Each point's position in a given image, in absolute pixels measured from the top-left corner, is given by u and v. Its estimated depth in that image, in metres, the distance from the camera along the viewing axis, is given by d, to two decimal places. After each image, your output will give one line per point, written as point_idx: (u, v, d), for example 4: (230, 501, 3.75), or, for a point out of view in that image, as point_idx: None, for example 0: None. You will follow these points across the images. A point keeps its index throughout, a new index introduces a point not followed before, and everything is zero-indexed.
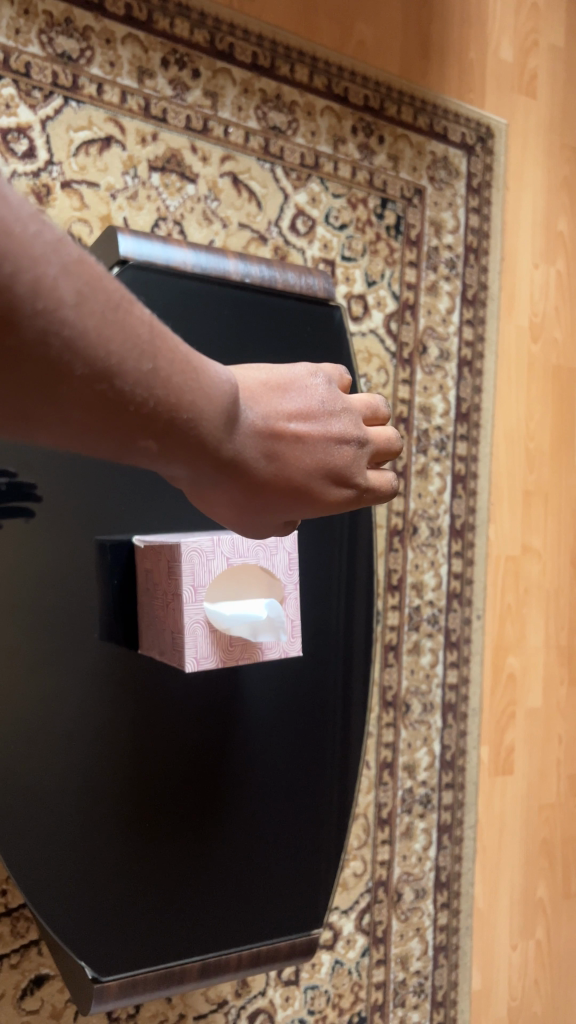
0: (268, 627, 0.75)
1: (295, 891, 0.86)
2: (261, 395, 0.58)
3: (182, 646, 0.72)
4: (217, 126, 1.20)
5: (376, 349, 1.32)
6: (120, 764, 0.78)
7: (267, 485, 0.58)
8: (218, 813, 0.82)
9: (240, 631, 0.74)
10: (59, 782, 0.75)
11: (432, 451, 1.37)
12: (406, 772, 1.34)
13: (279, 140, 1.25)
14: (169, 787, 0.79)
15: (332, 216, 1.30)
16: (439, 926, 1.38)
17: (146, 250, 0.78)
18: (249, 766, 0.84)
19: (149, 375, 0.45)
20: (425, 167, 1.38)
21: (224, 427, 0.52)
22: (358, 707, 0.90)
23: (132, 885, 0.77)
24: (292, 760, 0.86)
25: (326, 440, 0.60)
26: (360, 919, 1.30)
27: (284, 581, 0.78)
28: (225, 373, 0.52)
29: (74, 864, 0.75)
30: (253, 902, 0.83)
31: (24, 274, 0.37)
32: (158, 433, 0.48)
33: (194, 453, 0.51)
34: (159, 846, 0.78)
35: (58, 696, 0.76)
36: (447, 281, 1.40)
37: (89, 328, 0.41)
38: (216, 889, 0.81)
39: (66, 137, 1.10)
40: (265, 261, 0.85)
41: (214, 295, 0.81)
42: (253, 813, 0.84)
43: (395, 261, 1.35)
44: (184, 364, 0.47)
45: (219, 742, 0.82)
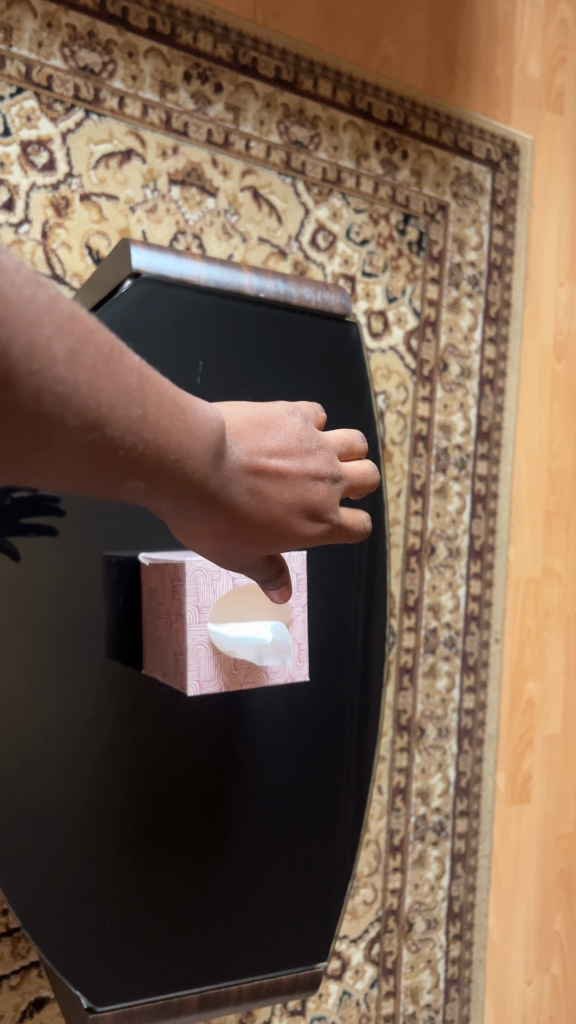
0: (274, 651, 0.74)
1: (299, 922, 0.83)
2: (245, 431, 0.56)
3: (184, 669, 0.70)
4: (239, 140, 1.19)
5: (395, 366, 1.30)
6: (120, 788, 0.76)
7: (255, 521, 0.55)
8: (218, 838, 0.79)
9: (246, 653, 0.72)
10: (58, 806, 0.73)
11: (451, 470, 1.35)
12: (419, 798, 1.31)
13: (300, 155, 1.24)
14: (169, 811, 0.77)
15: (353, 231, 1.28)
16: (451, 959, 1.34)
17: (159, 263, 0.77)
18: (253, 789, 0.81)
19: (138, 418, 0.44)
20: (449, 184, 1.36)
21: (213, 465, 0.51)
22: (368, 731, 0.88)
23: (130, 912, 0.75)
24: (298, 784, 0.84)
25: (306, 479, 0.58)
26: (369, 949, 1.27)
27: (291, 602, 0.76)
28: (214, 410, 0.50)
29: (73, 890, 0.73)
30: (255, 932, 0.80)
31: (19, 336, 0.37)
32: (146, 474, 0.47)
33: (183, 492, 0.50)
34: (157, 872, 0.76)
35: (61, 716, 0.74)
36: (469, 298, 1.38)
37: (81, 383, 0.41)
38: (215, 917, 0.78)
39: (86, 149, 1.09)
40: (281, 276, 0.83)
41: (227, 309, 0.80)
42: (255, 839, 0.81)
43: (416, 277, 1.33)
44: (171, 405, 0.46)
45: (222, 765, 0.80)
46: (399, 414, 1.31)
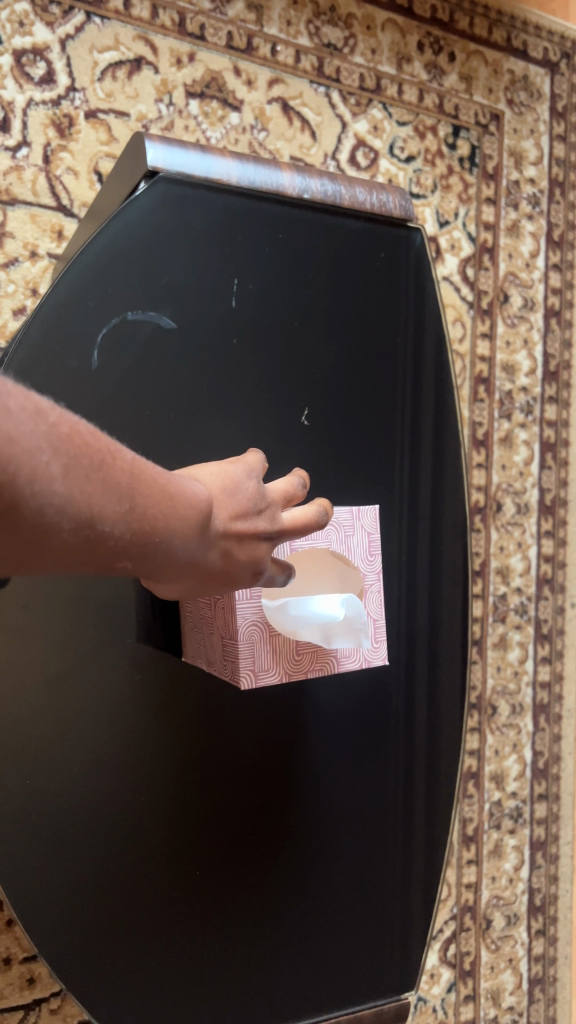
0: (346, 630, 0.61)
1: (380, 941, 0.70)
2: (217, 497, 0.50)
3: (235, 654, 0.58)
4: (263, 43, 1.03)
5: (450, 298, 1.15)
6: (164, 801, 0.63)
7: (220, 580, 0.51)
8: (282, 849, 0.67)
9: (310, 635, 0.60)
10: (93, 827, 0.60)
11: (517, 415, 1.20)
12: (493, 783, 1.18)
13: (334, 60, 1.08)
14: (222, 824, 0.65)
15: (397, 146, 1.12)
16: (534, 957, 1.21)
17: (181, 160, 0.62)
18: (320, 788, 0.69)
19: (126, 512, 0.40)
20: (503, 89, 1.19)
21: (198, 538, 0.46)
22: (448, 716, 0.74)
23: (184, 947, 0.62)
24: (371, 780, 0.71)
25: (260, 541, 0.53)
26: (445, 950, 1.14)
27: (363, 569, 0.65)
28: (197, 487, 0.46)
29: (116, 927, 0.60)
30: (331, 954, 0.68)
31: (21, 470, 0.34)
32: (133, 556, 0.43)
33: (166, 567, 0.46)
34: (213, 895, 0.64)
35: (88, 715, 0.61)
36: (530, 220, 1.21)
37: (76, 494, 0.37)
38: (284, 942, 0.66)
39: (89, 58, 0.95)
40: (328, 174, 0.68)
41: (264, 215, 0.65)
42: (324, 846, 0.69)
43: (470, 198, 1.17)
44: (158, 488, 0.43)
45: (284, 762, 0.67)
46: (456, 354, 1.15)
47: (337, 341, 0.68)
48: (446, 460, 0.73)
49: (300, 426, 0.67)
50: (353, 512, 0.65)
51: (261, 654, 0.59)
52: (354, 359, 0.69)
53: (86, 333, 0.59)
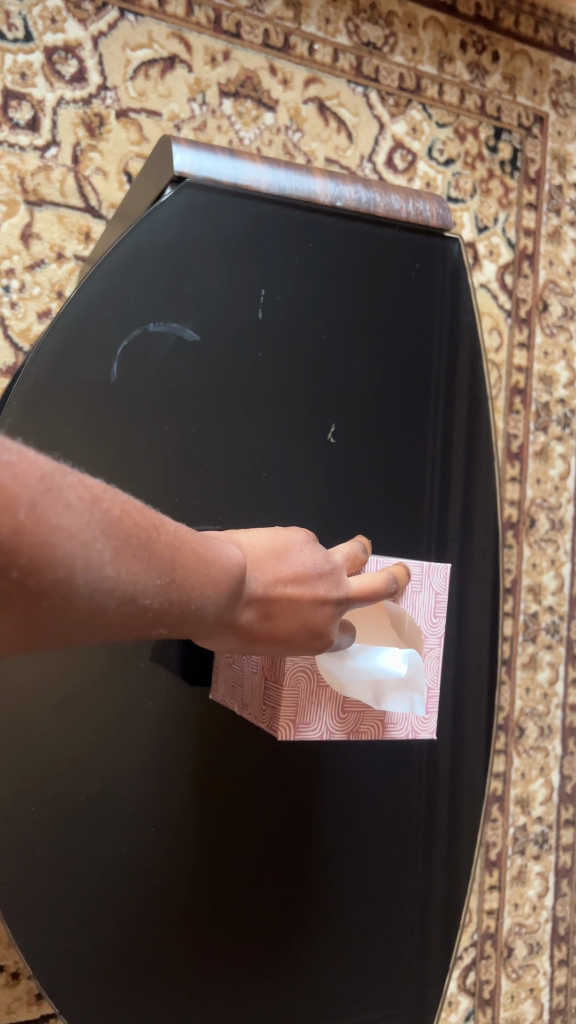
0: (400, 691, 0.57)
1: (404, 1009, 0.64)
2: (264, 558, 0.49)
3: (278, 703, 0.56)
4: (301, 42, 1.01)
5: (488, 306, 1.11)
6: (181, 835, 0.57)
7: (264, 642, 0.50)
8: (303, 897, 0.61)
9: (360, 693, 0.56)
10: (106, 865, 0.55)
11: (553, 429, 1.16)
12: (519, 807, 1.15)
13: (373, 59, 1.05)
14: (239, 871, 0.59)
15: (436, 149, 1.09)
16: (556, 987, 1.17)
17: (209, 166, 0.60)
18: (346, 830, 0.63)
19: (164, 585, 0.39)
20: (548, 90, 1.15)
21: (236, 600, 0.45)
22: (482, 763, 0.68)
23: (192, 1004, 0.57)
24: (402, 825, 0.65)
25: (318, 603, 0.51)
26: (464, 978, 1.11)
27: (424, 629, 0.63)
28: (235, 551, 0.45)
29: (126, 982, 0.55)
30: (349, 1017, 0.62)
31: (75, 562, 0.34)
32: (170, 626, 0.42)
33: (202, 630, 0.44)
34: (220, 942, 0.58)
35: (111, 748, 0.56)
36: (573, 226, 1.17)
37: (123, 573, 0.37)
38: (298, 1001, 0.60)
39: (122, 56, 0.93)
40: (362, 181, 0.65)
41: (295, 222, 0.63)
42: (349, 896, 0.63)
43: (510, 203, 1.13)
44: (196, 555, 0.41)
45: (307, 800, 0.62)
46: (492, 364, 1.12)
47: (365, 356, 0.65)
48: (481, 482, 0.69)
49: (326, 444, 0.64)
50: (423, 567, 0.62)
51: (305, 704, 0.56)
52: (385, 373, 0.66)
53: (106, 343, 0.57)
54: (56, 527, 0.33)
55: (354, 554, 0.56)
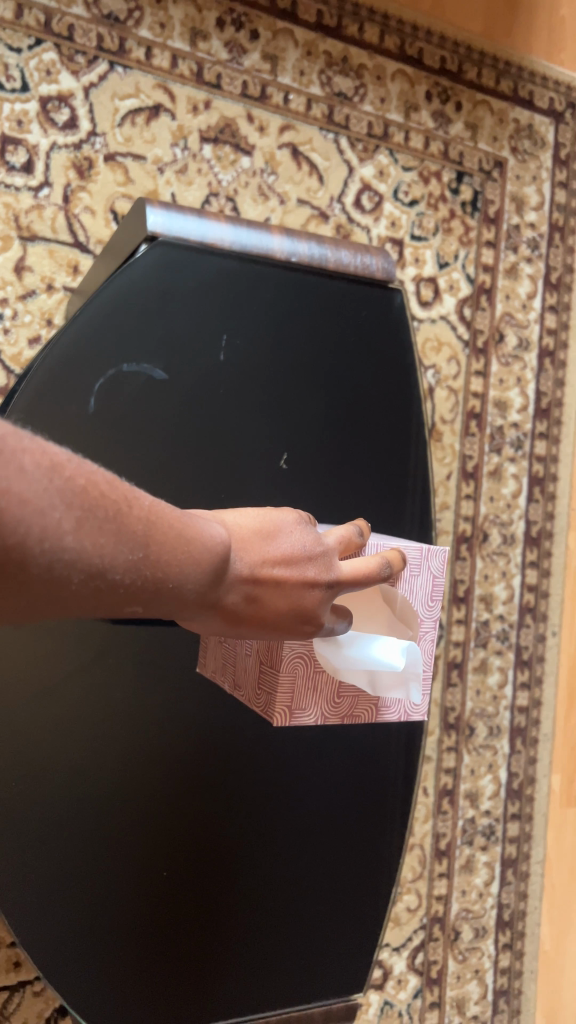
0: (396, 676, 0.61)
1: (334, 966, 0.72)
2: (253, 539, 0.51)
3: (277, 690, 0.59)
4: (276, 92, 1.10)
5: (446, 337, 1.21)
6: (139, 804, 0.67)
7: (249, 624, 0.52)
8: (242, 865, 0.70)
9: (359, 679, 0.59)
10: (73, 827, 0.64)
11: (507, 450, 1.25)
12: (468, 801, 1.23)
13: (344, 108, 1.14)
14: (188, 841, 0.68)
15: (401, 191, 1.18)
16: (500, 969, 1.26)
17: (178, 225, 0.69)
18: (286, 809, 0.71)
19: (136, 561, 0.43)
20: (507, 137, 1.25)
21: (215, 581, 0.48)
22: (412, 760, 0.76)
23: (145, 953, 0.66)
24: (336, 810, 0.73)
25: (307, 587, 0.52)
26: (413, 958, 1.20)
27: (421, 613, 0.65)
28: (218, 532, 0.48)
29: (81, 929, 0.64)
30: (275, 974, 0.70)
31: (31, 530, 0.37)
32: (144, 601, 0.45)
33: (180, 607, 0.47)
34: (171, 898, 0.67)
35: (82, 724, 0.66)
36: (528, 263, 1.26)
37: (88, 545, 0.39)
38: (239, 954, 0.69)
39: (111, 105, 1.01)
40: (317, 238, 0.75)
41: (256, 274, 0.71)
42: (288, 867, 0.71)
43: (470, 241, 1.22)
44: (174, 533, 0.44)
45: (252, 779, 0.71)
46: (449, 390, 1.21)
47: (317, 393, 0.73)
48: (420, 507, 0.76)
49: (279, 469, 0.72)
50: (423, 552, 0.64)
51: (301, 694, 0.60)
52: (335, 407, 0.74)
53: (85, 379, 0.66)
54: (7, 494, 0.35)
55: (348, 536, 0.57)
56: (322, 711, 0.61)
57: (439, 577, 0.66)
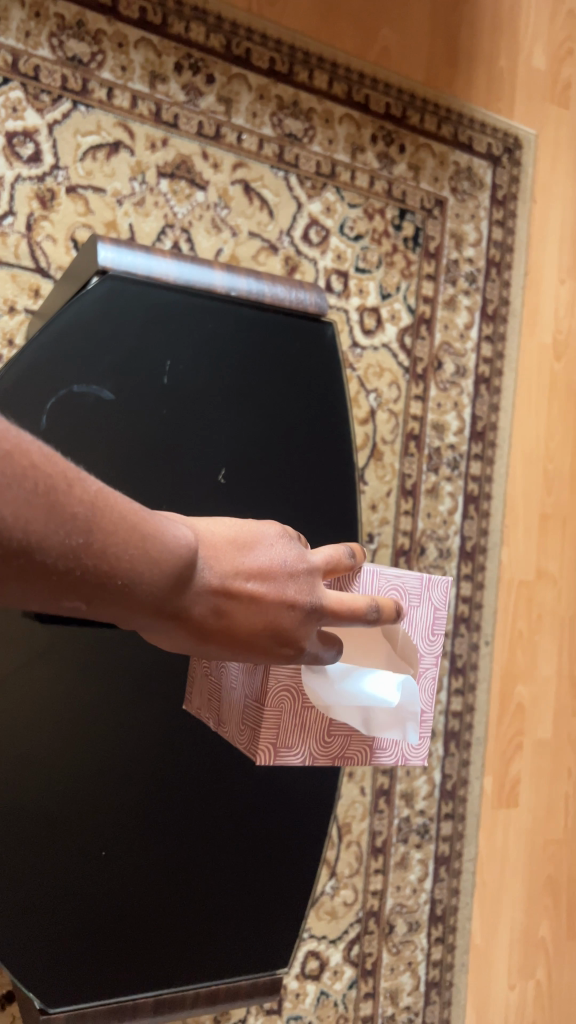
0: (392, 720, 0.66)
1: (261, 944, 0.78)
2: (222, 548, 0.54)
3: (266, 732, 0.63)
4: (230, 132, 1.17)
5: (388, 364, 1.29)
6: (81, 789, 0.72)
7: (219, 639, 0.54)
8: (177, 850, 0.75)
9: (352, 718, 0.64)
10: (18, 805, 0.70)
11: (443, 470, 1.33)
12: (403, 800, 1.30)
13: (294, 148, 1.22)
14: (128, 828, 0.73)
15: (347, 226, 1.26)
16: (432, 961, 1.33)
17: (127, 260, 0.77)
18: (221, 798, 0.77)
19: (78, 546, 0.44)
20: (448, 178, 1.34)
21: (179, 587, 0.50)
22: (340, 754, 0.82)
23: (84, 926, 0.71)
24: (266, 801, 0.78)
25: (279, 603, 0.55)
26: (348, 950, 1.26)
27: (421, 648, 0.69)
28: (185, 540, 0.50)
29: (22, 899, 0.69)
30: (203, 951, 0.75)
31: None
32: (89, 595, 0.46)
33: (136, 609, 0.49)
34: (111, 877, 0.72)
35: (30, 711, 0.72)
36: (466, 295, 1.36)
37: (8, 517, 0.41)
38: (173, 931, 0.74)
39: (73, 141, 1.08)
40: (254, 274, 0.83)
41: (200, 307, 0.79)
42: (223, 853, 0.76)
43: (412, 274, 1.31)
44: (127, 525, 0.47)
45: (189, 770, 0.76)
46: (390, 413, 1.29)
47: (253, 416, 0.80)
48: (343, 523, 0.83)
49: (217, 485, 0.78)
50: (423, 584, 0.69)
51: (286, 732, 0.64)
52: (270, 429, 0.81)
53: (38, 398, 0.73)
54: None
55: (337, 560, 0.60)
56: (311, 750, 0.66)
57: (441, 612, 0.70)
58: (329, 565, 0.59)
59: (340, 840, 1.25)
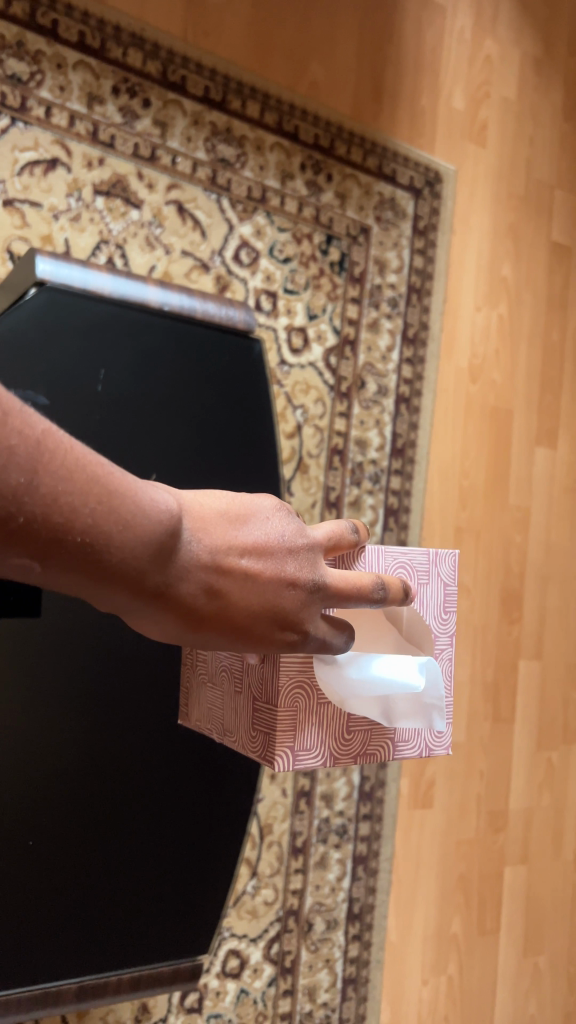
0: (415, 708, 0.67)
1: (184, 931, 0.79)
2: (213, 521, 0.50)
3: (283, 738, 0.64)
4: (165, 155, 1.22)
5: (314, 381, 1.35)
6: (9, 779, 0.73)
7: (209, 619, 0.50)
8: (104, 840, 0.75)
9: (372, 711, 0.65)
10: None
11: (366, 483, 1.40)
12: (323, 801, 1.35)
13: (226, 172, 1.27)
14: (51, 811, 0.74)
15: (276, 248, 1.32)
16: (349, 958, 1.37)
17: (64, 273, 0.81)
18: (148, 789, 0.78)
19: (20, 489, 0.39)
20: (372, 208, 1.41)
21: (161, 559, 0.46)
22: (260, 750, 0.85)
23: (9, 916, 0.72)
24: (191, 794, 0.80)
25: (278, 580, 0.52)
26: (268, 948, 1.29)
27: (436, 628, 0.72)
28: (169, 505, 0.46)
29: None
30: (131, 938, 0.76)
31: None
32: (54, 552, 0.42)
33: (112, 578, 0.44)
34: (36, 867, 0.73)
35: None
36: (388, 319, 1.43)
37: None
38: (98, 920, 0.75)
39: (11, 155, 1.11)
40: (186, 290, 0.88)
41: (133, 320, 0.83)
42: (149, 843, 0.78)
43: (337, 296, 1.38)
44: (95, 479, 0.42)
45: (114, 754, 0.77)
46: (316, 428, 1.35)
47: (184, 422, 0.84)
48: None
49: None
50: (433, 562, 0.72)
51: (302, 735, 0.65)
52: (203, 434, 0.85)
53: None
54: None
55: (340, 537, 0.58)
56: (331, 752, 0.67)
57: (450, 590, 0.73)
58: (332, 542, 0.57)
59: (261, 841, 1.28)
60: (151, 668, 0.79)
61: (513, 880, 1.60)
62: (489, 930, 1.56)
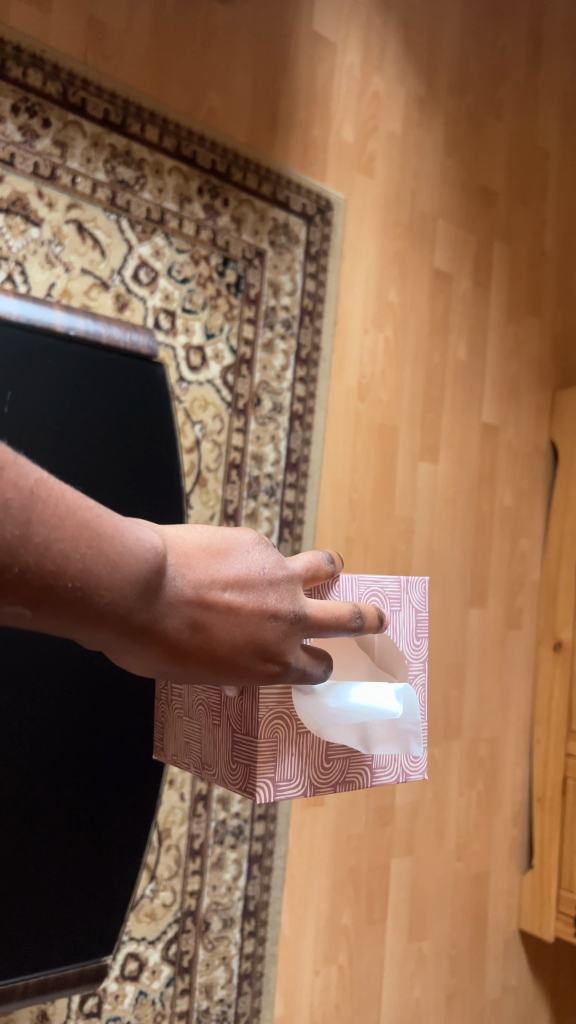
0: (389, 737, 0.74)
1: (87, 932, 0.82)
2: (197, 558, 0.53)
3: (263, 772, 0.70)
4: (65, 174, 1.24)
5: (212, 398, 1.40)
6: None
7: (194, 655, 0.53)
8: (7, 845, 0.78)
9: (349, 739, 0.72)
10: None
11: (262, 497, 1.46)
12: (220, 804, 1.40)
13: (125, 194, 1.30)
14: None
15: (174, 269, 1.36)
16: (245, 954, 1.42)
17: None
18: (51, 796, 0.80)
19: (14, 539, 0.42)
20: (267, 232, 1.47)
21: (148, 598, 0.49)
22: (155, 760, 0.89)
23: None
24: (93, 799, 0.83)
25: (260, 612, 0.55)
26: (166, 950, 1.32)
27: (409, 653, 0.80)
28: (155, 544, 0.49)
29: None
30: (34, 941, 0.79)
31: None
32: (43, 598, 0.44)
33: (99, 620, 0.47)
34: None
35: None
36: (282, 340, 1.49)
37: None
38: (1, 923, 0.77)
39: None
40: (91, 315, 0.91)
41: (35, 342, 0.85)
42: (52, 846, 0.80)
43: (234, 317, 1.43)
44: (84, 524, 0.45)
45: (21, 760, 0.79)
46: (214, 443, 1.40)
47: (91, 440, 0.88)
48: None
49: None
50: (406, 591, 0.80)
51: (281, 765, 0.71)
52: (110, 455, 0.89)
53: None
54: None
55: (318, 568, 0.63)
56: (311, 780, 0.73)
57: (420, 617, 0.81)
58: (309, 573, 0.62)
59: (160, 845, 1.32)
60: (54, 674, 0.82)
61: (399, 871, 1.69)
62: (377, 919, 1.64)
